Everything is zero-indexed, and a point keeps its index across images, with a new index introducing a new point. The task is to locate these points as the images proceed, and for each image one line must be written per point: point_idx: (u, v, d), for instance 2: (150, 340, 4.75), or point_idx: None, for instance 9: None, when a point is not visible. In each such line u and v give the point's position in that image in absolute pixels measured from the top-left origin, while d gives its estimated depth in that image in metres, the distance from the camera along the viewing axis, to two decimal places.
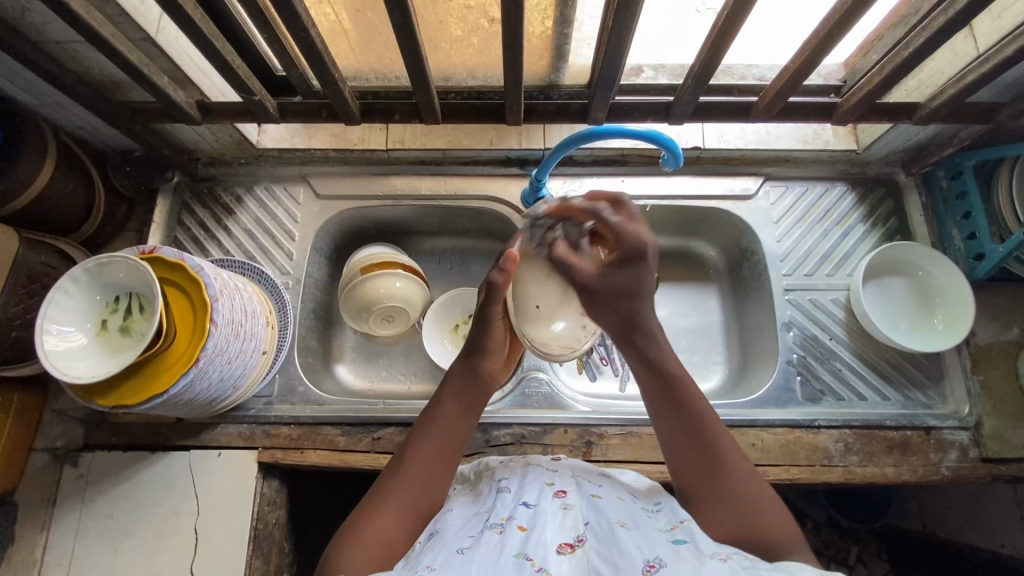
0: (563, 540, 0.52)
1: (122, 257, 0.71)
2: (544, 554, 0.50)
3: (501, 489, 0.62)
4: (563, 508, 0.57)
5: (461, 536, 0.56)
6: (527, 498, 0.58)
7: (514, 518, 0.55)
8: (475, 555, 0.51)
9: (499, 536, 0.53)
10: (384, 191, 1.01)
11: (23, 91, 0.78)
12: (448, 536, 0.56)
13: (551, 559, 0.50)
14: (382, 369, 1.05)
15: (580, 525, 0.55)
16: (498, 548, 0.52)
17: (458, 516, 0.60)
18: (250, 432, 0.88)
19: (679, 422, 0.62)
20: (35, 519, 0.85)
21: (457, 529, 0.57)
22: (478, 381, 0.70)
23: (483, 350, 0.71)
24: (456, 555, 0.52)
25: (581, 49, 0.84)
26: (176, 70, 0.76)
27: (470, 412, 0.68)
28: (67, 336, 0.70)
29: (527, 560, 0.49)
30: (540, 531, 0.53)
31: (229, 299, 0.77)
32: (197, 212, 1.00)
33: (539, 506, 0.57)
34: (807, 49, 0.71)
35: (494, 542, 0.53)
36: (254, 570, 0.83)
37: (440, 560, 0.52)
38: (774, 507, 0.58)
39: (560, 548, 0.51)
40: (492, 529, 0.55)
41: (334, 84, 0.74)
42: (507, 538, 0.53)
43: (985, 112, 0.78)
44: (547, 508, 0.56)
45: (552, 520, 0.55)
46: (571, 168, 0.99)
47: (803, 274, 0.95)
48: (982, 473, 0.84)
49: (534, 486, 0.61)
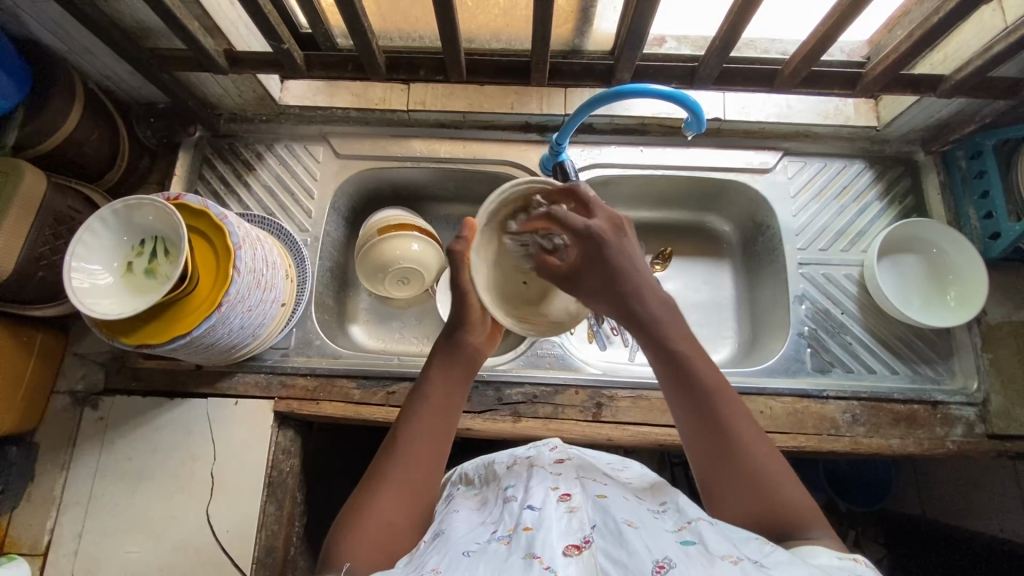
0: (569, 543, 0.54)
1: (150, 200, 0.72)
2: (551, 554, 0.51)
3: (508, 498, 0.63)
4: (569, 512, 0.58)
5: (467, 541, 0.57)
6: (533, 502, 0.60)
7: (520, 523, 0.56)
8: (481, 560, 0.52)
9: (506, 545, 0.54)
10: (404, 153, 1.02)
11: (53, 36, 0.79)
12: (455, 540, 0.57)
13: (558, 561, 0.51)
14: (395, 331, 1.06)
15: (587, 527, 0.56)
16: (504, 554, 0.53)
17: (463, 521, 0.62)
18: (267, 382, 0.90)
19: (694, 405, 0.61)
20: (56, 458, 0.87)
21: (463, 534, 0.58)
22: (462, 353, 0.69)
23: (465, 323, 0.70)
24: (463, 558, 0.53)
25: (605, 14, 0.85)
26: (207, 18, 0.77)
27: (454, 388, 0.68)
28: (94, 274, 0.72)
29: (535, 559, 0.50)
30: (546, 531, 0.54)
31: (251, 248, 0.78)
32: (218, 167, 1.01)
33: (544, 509, 0.58)
34: (836, 12, 0.71)
35: (501, 551, 0.53)
36: (267, 515, 0.85)
37: (446, 563, 0.53)
38: (796, 490, 0.57)
39: (566, 550, 0.52)
40: (500, 539, 0.56)
41: (362, 35, 0.74)
42: (514, 544, 0.54)
43: (1010, 87, 0.78)
44: (552, 512, 0.58)
45: (558, 523, 0.56)
46: (590, 135, 0.99)
47: (817, 249, 0.96)
48: (987, 448, 0.85)
49: (539, 490, 0.62)
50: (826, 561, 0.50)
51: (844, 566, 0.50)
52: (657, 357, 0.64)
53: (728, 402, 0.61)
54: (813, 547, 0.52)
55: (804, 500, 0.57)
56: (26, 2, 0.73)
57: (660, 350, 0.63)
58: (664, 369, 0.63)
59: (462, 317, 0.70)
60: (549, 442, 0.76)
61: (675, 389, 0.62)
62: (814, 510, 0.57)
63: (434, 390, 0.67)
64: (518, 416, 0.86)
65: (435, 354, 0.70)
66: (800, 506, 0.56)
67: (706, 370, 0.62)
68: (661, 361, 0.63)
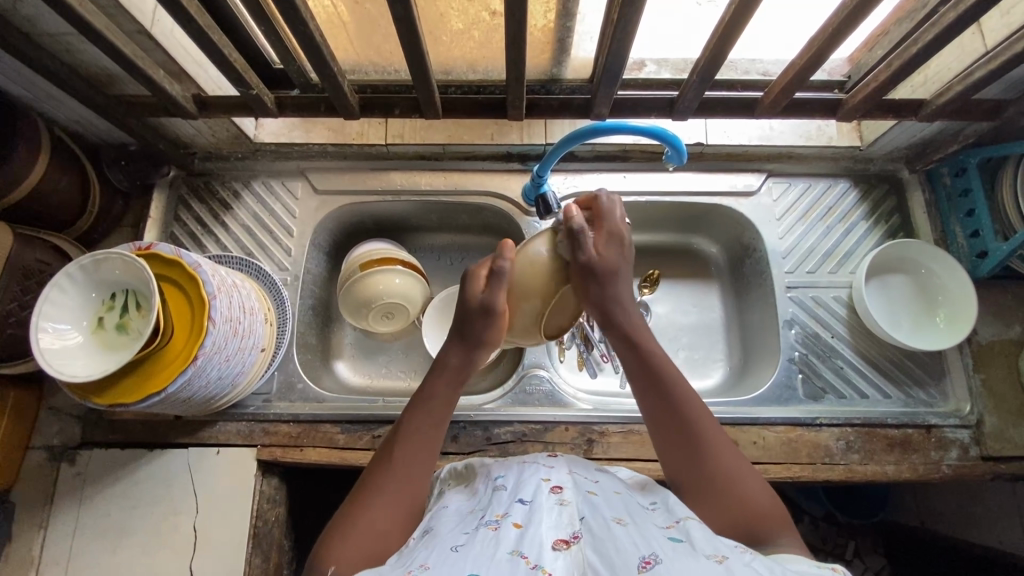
0: (558, 537, 0.52)
1: (118, 253, 0.70)
2: (539, 552, 0.49)
3: (498, 486, 0.61)
4: (559, 504, 0.56)
5: (455, 534, 0.55)
6: (523, 495, 0.57)
7: (509, 515, 0.55)
8: (469, 554, 0.50)
9: (493, 532, 0.52)
10: (383, 187, 1.00)
11: (15, 84, 0.77)
12: (443, 534, 0.55)
13: (545, 556, 0.49)
14: (382, 366, 1.04)
15: (576, 521, 0.54)
16: (492, 545, 0.51)
17: (453, 514, 0.59)
18: (249, 429, 0.87)
19: (671, 423, 0.63)
20: (33, 517, 0.84)
21: (451, 527, 0.56)
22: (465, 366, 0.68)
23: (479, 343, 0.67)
24: (451, 552, 0.51)
25: (583, 43, 0.83)
26: (172, 64, 0.75)
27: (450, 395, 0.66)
28: (63, 334, 0.69)
29: (522, 558, 0.48)
30: (535, 527, 0.52)
31: (227, 295, 0.76)
32: (193, 208, 0.99)
33: (535, 502, 0.56)
34: (814, 45, 0.69)
35: (489, 538, 0.52)
36: (254, 567, 0.83)
37: (434, 558, 0.50)
38: (766, 490, 0.60)
39: (555, 544, 0.51)
40: (487, 525, 0.54)
41: (333, 78, 0.73)
42: (502, 535, 0.52)
43: (992, 109, 0.77)
44: (544, 504, 0.56)
45: (548, 516, 0.54)
46: (573, 163, 0.98)
47: (805, 272, 0.95)
48: (983, 471, 0.84)
49: (530, 482, 0.60)
50: (805, 569, 0.50)
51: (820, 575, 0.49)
52: (628, 360, 0.67)
53: (693, 403, 0.64)
54: (795, 558, 0.52)
55: (777, 507, 0.59)
56: None
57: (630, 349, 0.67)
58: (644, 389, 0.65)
59: (483, 337, 0.66)
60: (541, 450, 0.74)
61: (649, 393, 0.65)
62: (782, 514, 0.59)
63: (435, 394, 0.66)
64: (507, 455, 0.85)
65: (444, 361, 0.68)
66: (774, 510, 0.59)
67: (673, 372, 0.65)
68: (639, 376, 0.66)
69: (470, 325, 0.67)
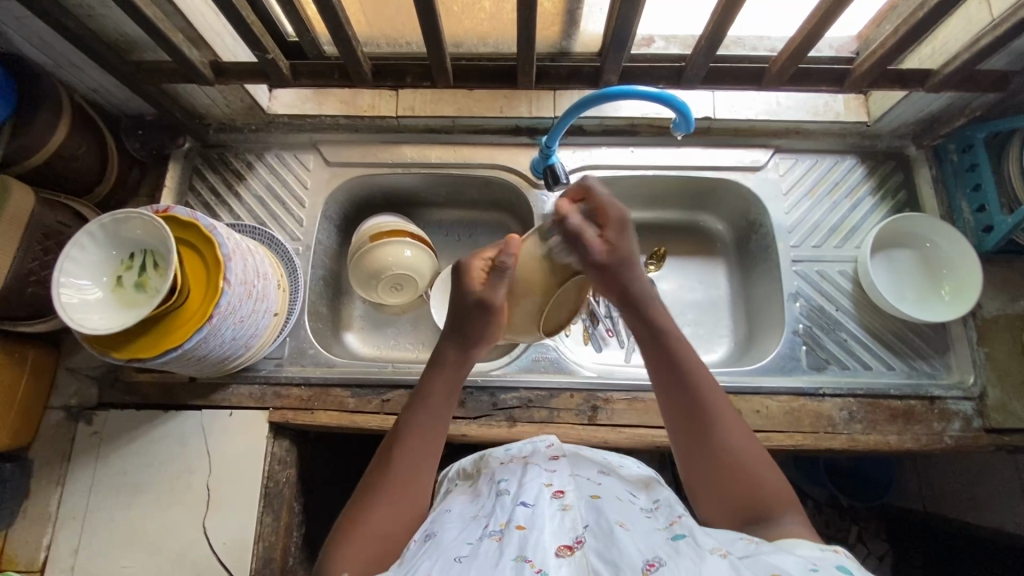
0: (561, 542, 0.53)
1: (138, 214, 0.72)
2: (543, 557, 0.51)
3: (501, 491, 0.63)
4: (562, 509, 0.57)
5: (459, 543, 0.56)
6: (526, 498, 0.59)
7: (513, 521, 0.56)
8: (474, 564, 0.51)
9: (497, 543, 0.54)
10: (394, 160, 1.01)
11: (38, 50, 0.79)
12: (447, 543, 0.56)
13: (549, 562, 0.50)
14: (391, 338, 1.06)
15: (579, 527, 0.55)
16: (496, 556, 0.52)
17: (457, 520, 0.61)
18: (261, 392, 0.89)
19: (685, 400, 0.64)
20: (51, 474, 0.86)
21: (455, 535, 0.58)
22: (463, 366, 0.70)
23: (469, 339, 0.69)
24: (455, 563, 0.52)
25: (592, 15, 0.84)
26: (191, 30, 0.77)
27: (445, 402, 0.67)
28: (83, 289, 0.72)
29: (527, 563, 0.50)
30: (538, 532, 0.54)
31: (241, 258, 0.77)
32: (208, 178, 1.01)
33: (536, 506, 0.58)
34: (820, 11, 0.70)
35: (493, 549, 0.53)
36: (265, 526, 0.85)
37: (438, 567, 0.52)
38: (770, 475, 0.60)
39: (558, 550, 0.52)
40: (491, 536, 0.55)
41: (348, 44, 0.74)
42: (506, 542, 0.53)
43: (999, 80, 0.78)
44: (545, 509, 0.57)
45: (550, 521, 0.55)
46: (581, 137, 0.99)
47: (810, 246, 0.96)
48: (986, 443, 0.85)
49: (532, 485, 0.62)
50: (810, 553, 0.50)
51: (824, 556, 0.50)
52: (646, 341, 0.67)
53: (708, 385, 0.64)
54: (796, 540, 0.52)
55: (789, 499, 0.59)
56: (9, 18, 0.72)
57: (648, 333, 0.67)
58: (663, 367, 0.65)
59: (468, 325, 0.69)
60: (546, 438, 0.77)
61: (666, 381, 0.65)
62: (794, 505, 0.59)
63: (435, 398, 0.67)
64: (513, 421, 0.86)
65: (439, 362, 0.69)
66: (773, 495, 0.59)
67: (691, 362, 0.65)
68: (651, 348, 0.66)
69: (470, 322, 0.69)
